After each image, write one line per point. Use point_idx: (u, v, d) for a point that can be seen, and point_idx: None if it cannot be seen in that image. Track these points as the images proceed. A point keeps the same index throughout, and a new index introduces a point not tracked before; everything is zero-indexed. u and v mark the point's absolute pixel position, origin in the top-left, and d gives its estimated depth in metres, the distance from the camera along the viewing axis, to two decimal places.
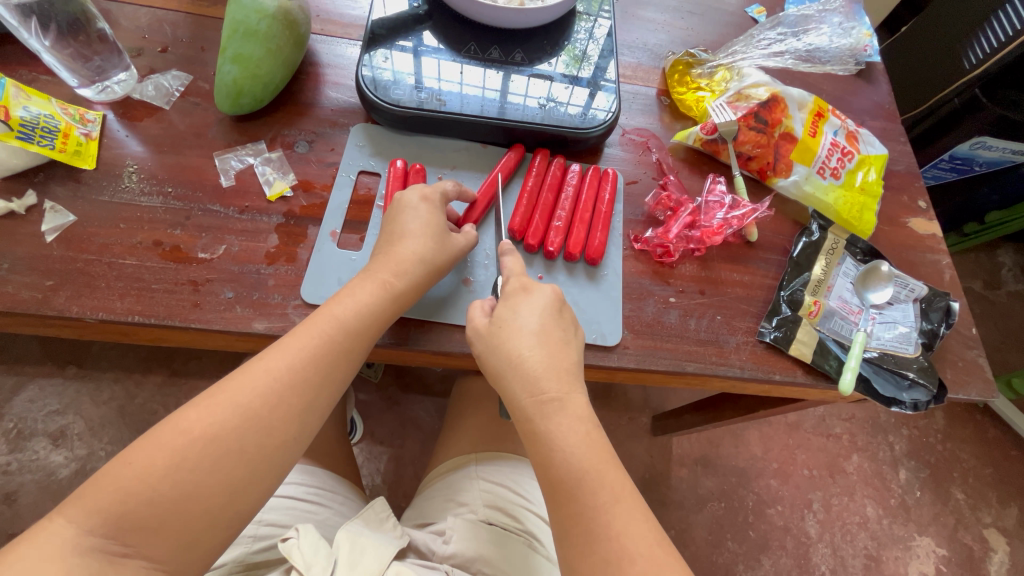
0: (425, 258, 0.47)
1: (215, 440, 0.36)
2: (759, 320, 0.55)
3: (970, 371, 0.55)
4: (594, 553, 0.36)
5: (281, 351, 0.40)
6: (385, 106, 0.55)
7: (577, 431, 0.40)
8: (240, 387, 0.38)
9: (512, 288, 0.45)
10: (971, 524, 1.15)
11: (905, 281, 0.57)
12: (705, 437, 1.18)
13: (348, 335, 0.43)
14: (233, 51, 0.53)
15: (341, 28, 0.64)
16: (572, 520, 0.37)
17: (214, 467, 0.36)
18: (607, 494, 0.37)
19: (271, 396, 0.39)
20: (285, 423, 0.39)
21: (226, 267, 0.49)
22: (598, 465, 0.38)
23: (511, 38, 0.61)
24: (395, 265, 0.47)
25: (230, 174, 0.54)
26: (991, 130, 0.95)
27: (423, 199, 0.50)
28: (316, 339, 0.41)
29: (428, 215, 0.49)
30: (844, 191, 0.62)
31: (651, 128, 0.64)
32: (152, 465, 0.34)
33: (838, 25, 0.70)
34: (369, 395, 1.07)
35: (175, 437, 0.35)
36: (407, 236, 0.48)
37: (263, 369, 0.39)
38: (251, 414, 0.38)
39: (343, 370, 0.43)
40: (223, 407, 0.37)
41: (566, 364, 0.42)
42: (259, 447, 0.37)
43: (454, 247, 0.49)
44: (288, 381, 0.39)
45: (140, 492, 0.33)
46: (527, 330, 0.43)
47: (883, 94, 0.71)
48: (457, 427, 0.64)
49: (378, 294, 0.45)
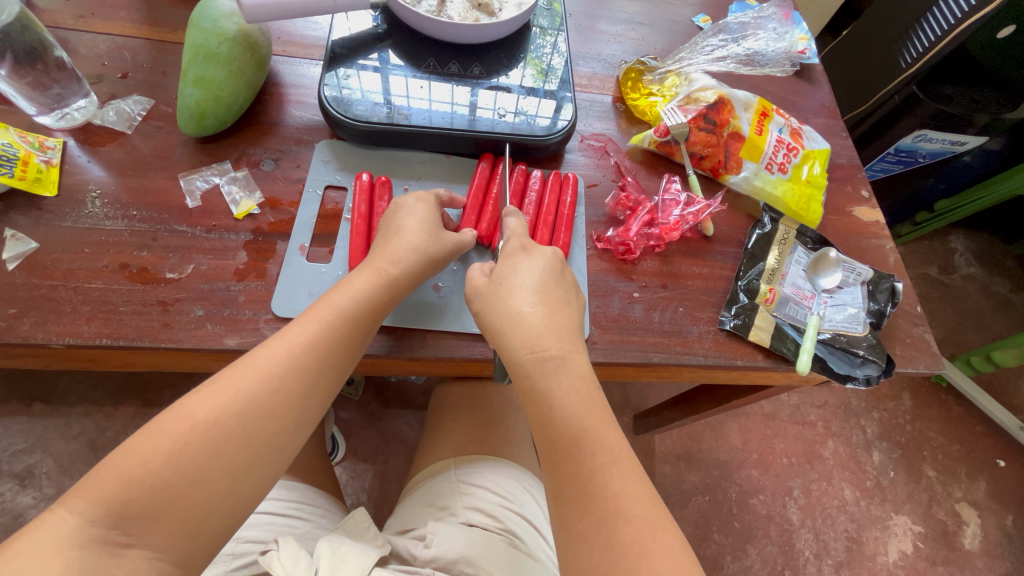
0: (420, 248, 0.49)
1: (217, 424, 0.37)
2: (719, 310, 0.57)
3: (918, 346, 0.59)
4: (590, 512, 0.38)
5: (283, 337, 0.42)
6: (349, 121, 0.56)
7: (577, 389, 0.42)
8: (241, 371, 0.39)
9: (513, 248, 0.48)
10: (944, 500, 1.19)
11: (853, 265, 0.61)
12: (685, 433, 1.20)
13: (347, 322, 0.44)
14: (195, 75, 0.54)
15: (302, 49, 0.65)
16: (569, 479, 0.39)
17: (216, 451, 0.36)
18: (604, 450, 0.40)
19: (272, 382, 0.40)
20: (286, 408, 0.40)
21: (195, 285, 0.50)
22: (595, 423, 0.41)
23: (470, 53, 0.63)
24: (392, 254, 0.48)
25: (196, 195, 0.54)
26: (930, 124, 1.01)
27: (418, 199, 0.52)
28: (317, 325, 0.43)
29: (424, 214, 0.51)
30: (792, 185, 0.65)
31: (608, 133, 0.67)
32: (155, 451, 0.34)
33: (774, 31, 0.75)
34: (350, 413, 1.07)
35: (178, 423, 0.36)
36: (403, 230, 0.50)
37: (265, 356, 0.40)
38: (252, 398, 0.38)
39: (343, 356, 0.44)
40: (225, 393, 0.38)
41: (566, 324, 0.45)
42: (261, 431, 0.38)
43: (449, 241, 0.51)
44: (290, 368, 0.41)
45: (143, 479, 0.34)
46: (527, 287, 0.45)
47: (824, 93, 0.76)
48: (438, 432, 0.65)
49: (375, 282, 0.46)
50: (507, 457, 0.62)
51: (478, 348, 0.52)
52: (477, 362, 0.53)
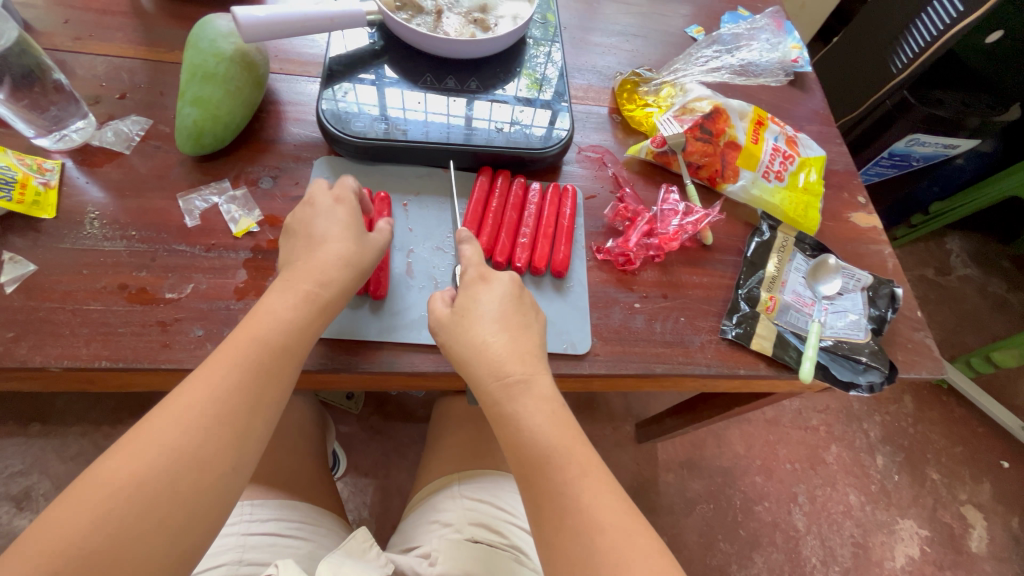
0: (348, 261, 0.48)
1: (142, 483, 0.36)
2: (720, 319, 0.57)
3: (919, 351, 0.59)
4: (566, 526, 0.39)
5: (201, 381, 0.41)
6: (347, 138, 0.56)
7: (543, 408, 0.44)
8: (162, 426, 0.38)
9: (471, 278, 0.48)
10: (949, 502, 1.19)
11: (851, 272, 0.61)
12: (688, 440, 1.20)
13: (272, 354, 0.43)
14: (193, 95, 0.54)
15: (300, 66, 0.66)
16: (544, 496, 0.41)
17: (146, 511, 0.36)
18: (573, 464, 0.42)
19: (197, 430, 0.39)
20: (221, 453, 0.39)
21: (194, 304, 0.49)
22: (563, 440, 0.43)
23: (466, 68, 0.64)
24: (316, 276, 0.46)
25: (195, 214, 0.54)
26: (922, 128, 1.02)
27: (337, 201, 0.50)
28: (238, 364, 0.42)
29: (345, 216, 0.49)
30: (789, 192, 0.66)
31: (605, 145, 0.68)
32: (76, 522, 0.34)
33: (767, 41, 0.76)
34: (350, 427, 1.06)
35: (98, 490, 0.35)
36: (325, 242, 0.48)
37: (185, 404, 0.39)
38: (179, 452, 0.38)
39: (274, 390, 0.43)
40: (146, 451, 0.37)
41: (528, 348, 0.46)
42: (196, 483, 0.38)
43: (374, 244, 0.50)
44: (214, 412, 0.40)
45: (69, 550, 0.33)
46: (489, 317, 0.46)
47: (817, 101, 0.76)
48: (439, 447, 0.65)
49: (300, 310, 0.45)
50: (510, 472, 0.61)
51: None
52: None
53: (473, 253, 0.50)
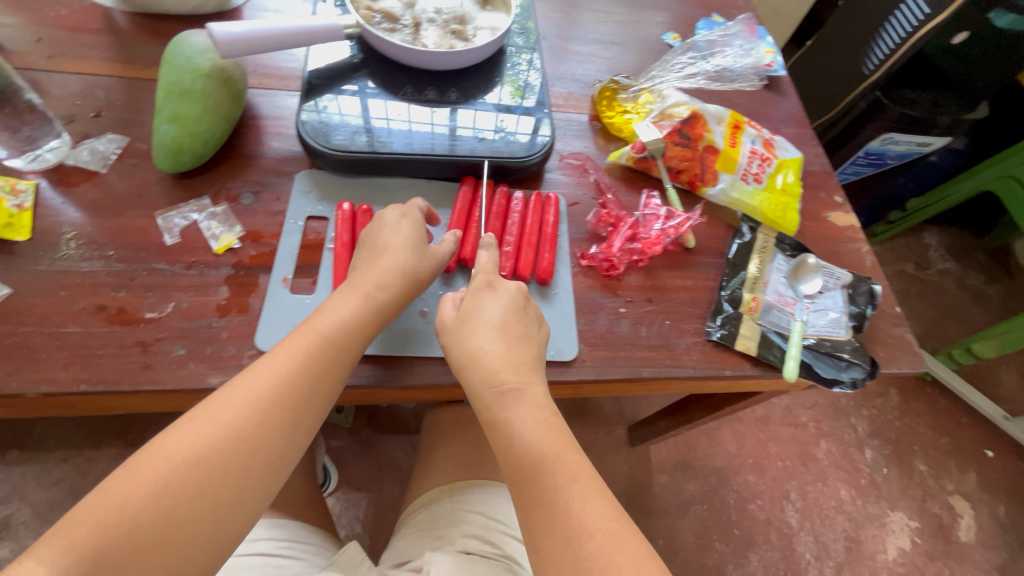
0: (406, 269, 0.49)
1: (197, 462, 0.38)
2: (704, 320, 0.58)
3: (899, 347, 0.60)
4: (555, 531, 0.40)
5: (264, 369, 0.43)
6: (328, 151, 0.56)
7: (535, 416, 0.45)
8: (222, 408, 0.41)
9: (479, 284, 0.49)
10: (937, 493, 1.21)
11: (831, 271, 0.62)
12: (680, 442, 1.20)
13: (331, 347, 0.45)
14: (170, 112, 0.53)
15: (278, 80, 0.66)
16: (535, 501, 0.42)
17: (197, 489, 0.38)
18: (564, 471, 0.42)
19: (254, 416, 0.41)
20: (270, 441, 0.41)
21: (175, 323, 0.49)
22: (555, 447, 0.43)
23: (445, 79, 0.64)
24: (378, 275, 0.49)
25: (174, 232, 0.54)
26: (896, 126, 1.05)
27: (403, 215, 0.52)
28: (301, 354, 0.44)
29: (408, 230, 0.51)
30: (767, 194, 0.67)
31: (586, 152, 0.68)
32: (133, 494, 0.36)
33: (740, 48, 0.78)
34: (342, 441, 1.05)
35: (157, 464, 0.38)
36: (389, 250, 0.50)
37: (247, 390, 0.42)
38: (235, 434, 0.40)
39: (330, 383, 0.45)
40: (206, 430, 0.39)
41: (524, 358, 0.47)
42: (247, 466, 0.40)
43: (434, 256, 0.52)
44: (271, 400, 0.42)
45: (124, 523, 0.35)
46: (489, 326, 0.47)
47: (792, 103, 0.78)
48: (431, 458, 0.64)
49: (360, 305, 0.47)
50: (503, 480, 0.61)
51: None
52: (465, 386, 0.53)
53: (484, 262, 0.51)
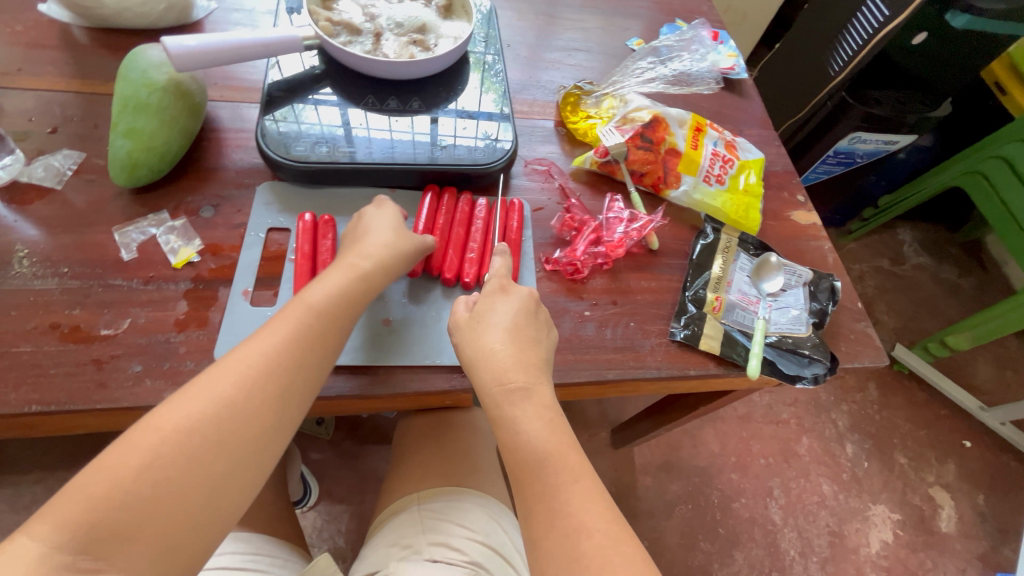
0: (389, 246, 0.52)
1: (189, 432, 0.38)
2: (669, 321, 0.59)
3: (861, 342, 0.61)
4: (555, 528, 0.42)
5: (255, 341, 0.43)
6: (288, 163, 0.56)
7: (540, 416, 0.47)
8: (214, 378, 0.41)
9: (492, 287, 0.52)
10: (918, 485, 1.22)
11: (793, 269, 0.63)
12: (664, 443, 1.21)
13: (319, 317, 0.46)
14: (125, 126, 0.53)
15: (240, 93, 0.65)
16: (537, 498, 0.44)
17: (190, 459, 0.38)
18: (567, 471, 0.44)
19: (245, 384, 0.41)
20: (262, 411, 0.41)
21: (132, 340, 0.48)
22: (558, 448, 0.45)
23: (407, 88, 0.64)
24: (361, 252, 0.51)
25: (132, 247, 0.53)
26: (863, 125, 1.07)
27: (379, 205, 0.56)
28: (290, 324, 0.45)
29: (388, 217, 0.55)
30: (730, 194, 0.68)
31: (551, 157, 0.69)
32: (125, 466, 0.36)
33: (696, 53, 0.79)
34: (323, 453, 1.04)
35: (148, 435, 0.37)
36: (370, 233, 0.53)
37: (238, 361, 0.42)
38: (227, 403, 0.40)
39: (320, 353, 0.45)
40: (198, 400, 0.40)
41: (533, 359, 0.49)
42: (239, 435, 0.40)
43: (416, 239, 0.54)
44: (262, 368, 0.42)
45: (115, 494, 0.35)
46: (500, 326, 0.50)
47: (755, 105, 0.80)
48: (401, 466, 0.64)
49: (347, 278, 0.49)
50: (472, 486, 0.60)
51: (441, 380, 0.52)
52: (435, 395, 0.52)
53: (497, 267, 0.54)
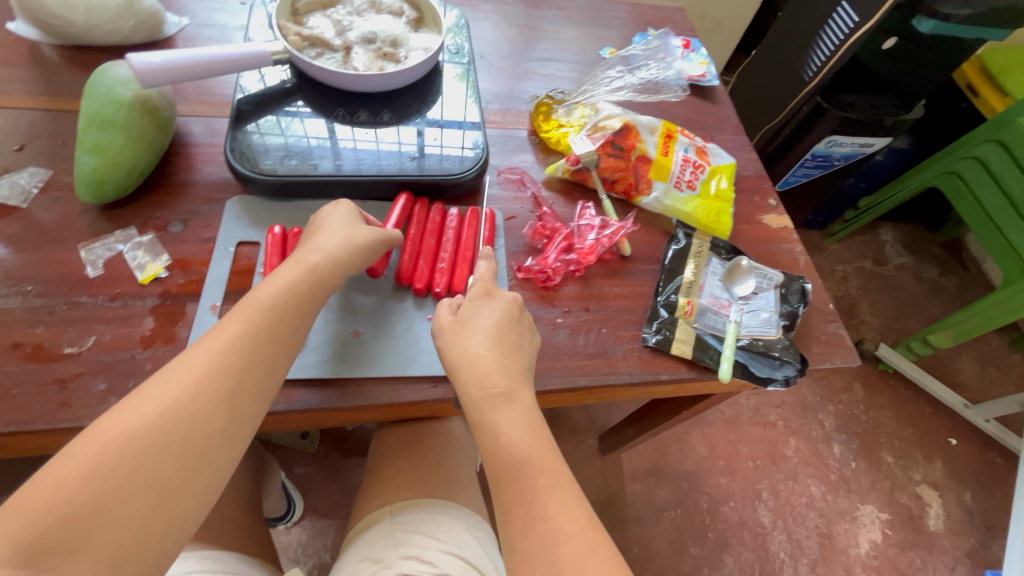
0: (343, 240, 0.52)
1: (134, 437, 0.38)
2: (641, 327, 0.59)
3: (833, 343, 0.62)
4: (532, 532, 0.42)
5: (201, 343, 0.43)
6: (257, 176, 0.56)
7: (521, 421, 0.47)
8: (158, 383, 0.40)
9: (477, 292, 0.52)
10: (905, 484, 1.23)
11: (764, 272, 0.64)
12: (652, 448, 1.21)
13: (268, 314, 0.46)
14: (91, 142, 0.53)
15: (211, 107, 0.65)
16: (515, 501, 0.43)
17: (134, 464, 0.37)
18: (546, 475, 0.44)
19: (190, 386, 0.41)
20: (211, 410, 0.41)
21: (96, 357, 0.48)
22: (538, 452, 0.45)
23: (378, 100, 0.65)
24: (312, 247, 0.51)
25: (98, 264, 0.53)
26: (840, 129, 1.09)
27: (336, 203, 0.55)
28: (237, 323, 0.44)
29: (344, 211, 0.55)
30: (701, 200, 0.69)
31: (523, 166, 0.69)
32: (65, 477, 0.35)
33: (661, 62, 0.80)
34: (308, 467, 1.03)
35: (89, 444, 0.37)
36: (325, 228, 0.53)
37: (184, 364, 0.42)
38: (172, 405, 0.40)
39: (270, 350, 0.45)
40: (142, 405, 0.39)
41: (516, 365, 0.49)
42: (186, 437, 0.39)
43: (372, 231, 0.54)
44: (208, 369, 0.42)
45: (55, 506, 0.34)
46: (483, 331, 0.50)
47: (727, 111, 0.81)
48: (377, 479, 0.64)
49: (299, 273, 0.48)
50: (445, 497, 0.61)
51: (411, 391, 0.52)
52: (408, 405, 0.52)
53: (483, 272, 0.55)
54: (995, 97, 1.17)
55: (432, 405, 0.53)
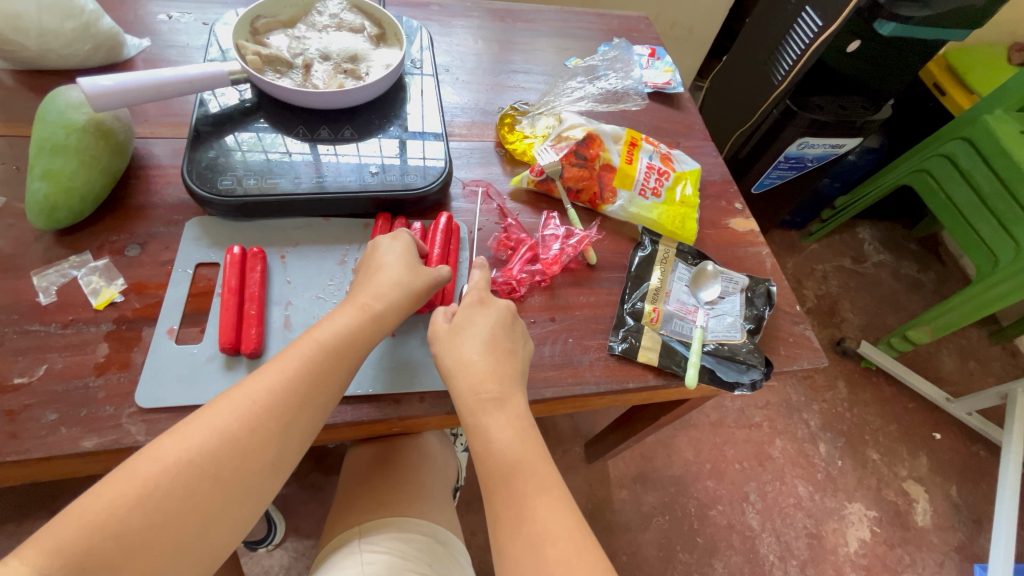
0: (402, 283, 0.51)
1: (189, 465, 0.39)
2: (608, 335, 0.59)
3: (800, 344, 0.62)
4: (522, 535, 0.43)
5: (263, 376, 0.44)
6: (217, 198, 0.56)
7: (513, 425, 0.47)
8: (219, 411, 0.41)
9: (470, 300, 0.52)
10: (891, 480, 1.23)
11: (730, 276, 0.65)
12: (638, 454, 1.20)
13: (328, 356, 0.46)
14: (42, 168, 0.52)
15: (171, 128, 0.65)
16: (505, 504, 0.45)
17: (186, 493, 0.38)
18: (534, 478, 0.45)
19: (249, 421, 0.42)
20: (263, 447, 0.42)
21: (48, 387, 0.47)
22: (528, 456, 0.46)
23: (339, 117, 0.65)
24: (375, 289, 0.50)
25: (51, 291, 0.52)
26: (810, 132, 1.09)
27: (395, 238, 0.55)
28: (297, 361, 0.45)
29: (402, 249, 0.54)
30: (666, 206, 0.69)
31: (488, 178, 0.69)
32: (123, 495, 0.36)
33: (620, 71, 0.81)
34: (288, 487, 1.01)
35: (149, 466, 0.38)
36: (384, 267, 0.52)
37: (245, 395, 0.42)
38: (229, 438, 0.41)
39: (325, 392, 0.45)
40: (202, 433, 0.40)
41: (509, 370, 0.50)
42: (237, 471, 0.40)
43: (431, 275, 0.53)
44: (267, 405, 0.43)
45: (108, 526, 0.35)
46: (477, 339, 0.50)
47: (692, 117, 0.82)
48: (345, 501, 0.63)
49: (358, 316, 0.49)
50: (415, 515, 0.60)
51: (374, 411, 0.51)
52: (375, 423, 0.51)
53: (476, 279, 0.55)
54: (960, 95, 1.19)
55: (399, 422, 0.52)
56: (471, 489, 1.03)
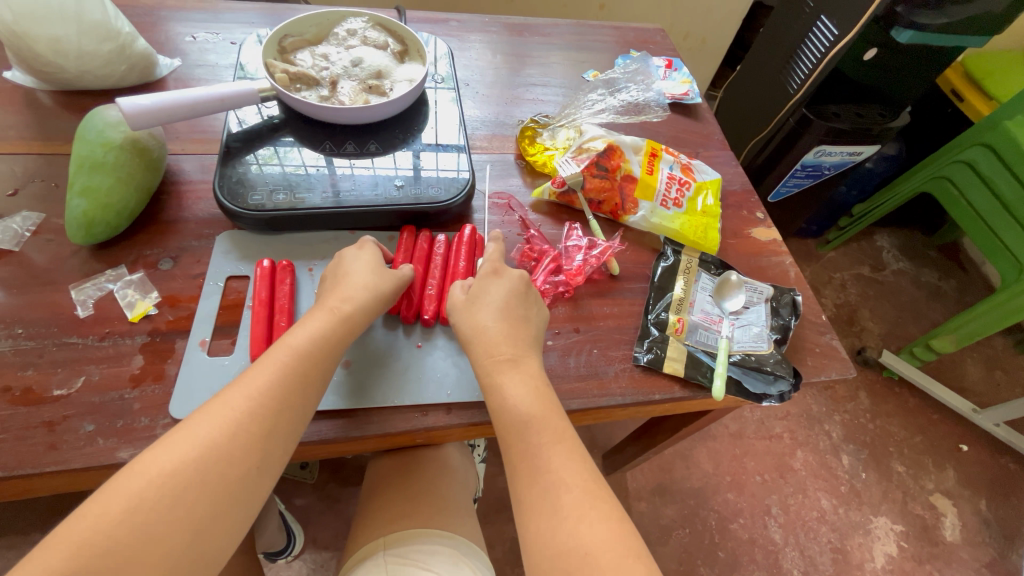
0: (371, 286, 0.52)
1: (172, 475, 0.38)
2: (632, 346, 0.59)
3: (827, 354, 0.61)
4: (537, 483, 0.43)
5: (240, 384, 0.44)
6: (246, 212, 0.57)
7: (527, 384, 0.47)
8: (199, 422, 0.41)
9: (485, 270, 0.54)
10: (918, 493, 1.20)
11: (754, 286, 0.64)
12: (656, 466, 1.19)
13: (304, 359, 0.46)
14: (81, 185, 0.54)
15: (201, 145, 0.67)
16: (521, 456, 0.44)
17: (173, 504, 0.38)
18: (548, 431, 0.45)
19: (229, 427, 0.41)
20: (248, 452, 0.41)
21: (85, 399, 0.48)
22: (543, 411, 0.46)
23: (364, 132, 0.66)
24: (344, 294, 0.51)
25: (88, 304, 0.53)
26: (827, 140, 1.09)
27: (360, 247, 0.57)
28: (273, 367, 0.45)
29: (367, 257, 0.55)
30: (687, 216, 0.69)
31: (510, 190, 0.70)
32: (107, 512, 0.36)
33: (640, 83, 0.82)
34: (307, 499, 1.02)
35: (131, 481, 0.37)
36: (350, 275, 0.53)
37: (224, 404, 0.42)
38: (210, 445, 0.40)
39: (303, 394, 0.45)
40: (182, 443, 0.40)
41: (522, 335, 0.50)
42: (222, 477, 0.40)
43: (397, 275, 0.55)
44: (247, 411, 0.42)
45: (94, 543, 0.35)
46: (491, 305, 0.51)
47: (710, 127, 0.82)
48: (370, 512, 0.63)
49: (330, 319, 0.49)
50: (440, 526, 0.60)
51: (401, 421, 0.51)
52: (405, 434, 0.52)
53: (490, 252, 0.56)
54: (979, 101, 1.18)
55: (423, 433, 0.52)
56: (489, 501, 1.02)
